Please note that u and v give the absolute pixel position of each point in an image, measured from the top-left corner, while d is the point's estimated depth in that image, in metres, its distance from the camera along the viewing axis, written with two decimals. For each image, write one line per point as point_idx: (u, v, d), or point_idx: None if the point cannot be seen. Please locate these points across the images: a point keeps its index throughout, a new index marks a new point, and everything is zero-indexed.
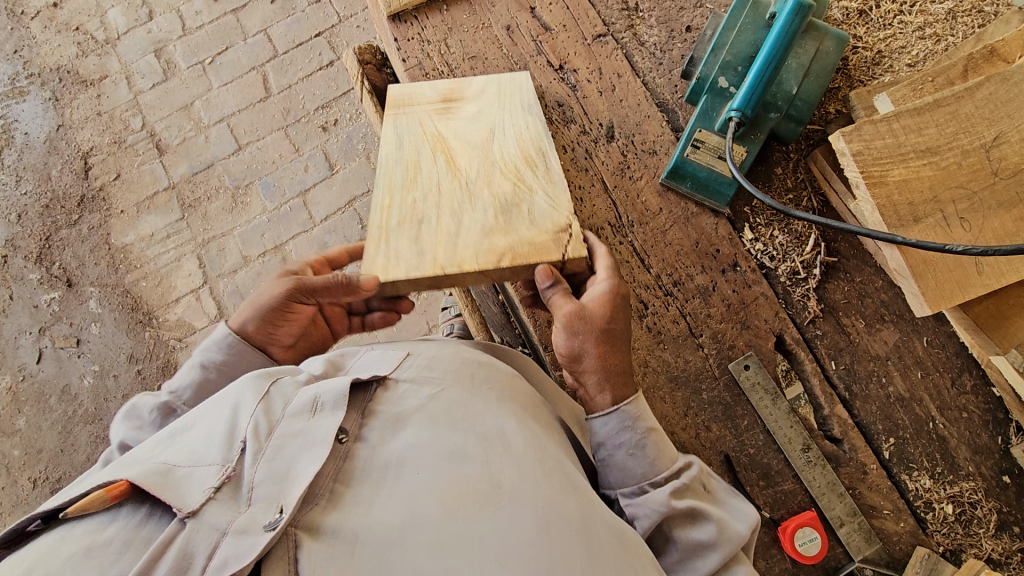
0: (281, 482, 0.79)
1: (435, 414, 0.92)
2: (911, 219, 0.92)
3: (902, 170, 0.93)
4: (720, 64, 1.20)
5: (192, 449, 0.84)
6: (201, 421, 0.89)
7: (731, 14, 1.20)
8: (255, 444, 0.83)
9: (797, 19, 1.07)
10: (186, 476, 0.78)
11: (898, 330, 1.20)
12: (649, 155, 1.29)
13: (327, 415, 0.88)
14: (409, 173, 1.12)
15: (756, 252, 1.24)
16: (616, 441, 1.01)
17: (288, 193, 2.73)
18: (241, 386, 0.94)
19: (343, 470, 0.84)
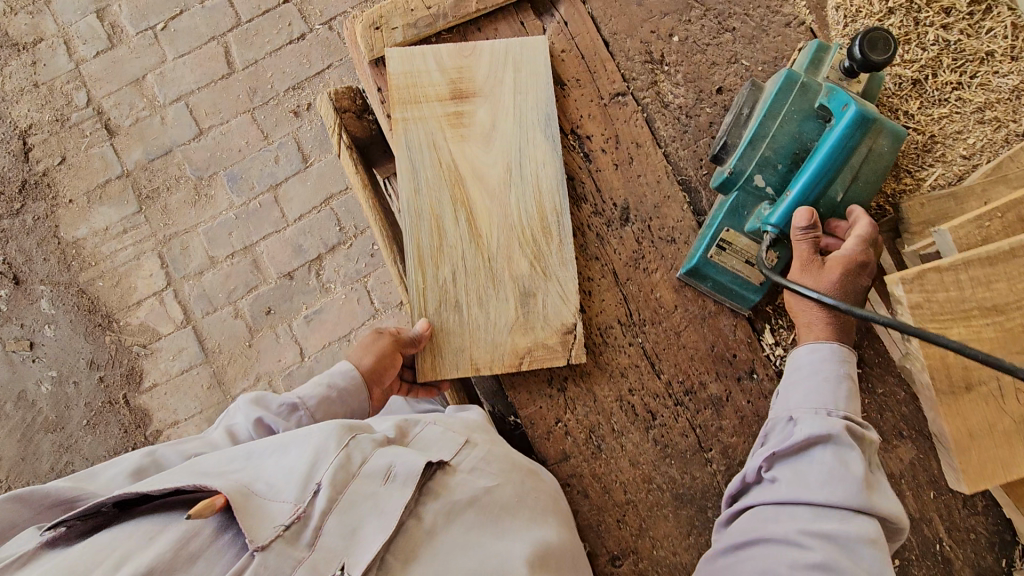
0: (347, 538, 0.81)
1: (485, 514, 0.92)
2: (963, 386, 0.82)
3: (963, 329, 0.82)
4: (758, 161, 1.06)
5: (271, 476, 0.88)
6: (280, 454, 0.92)
7: (776, 98, 1.05)
8: (331, 493, 0.84)
9: (858, 131, 0.98)
10: (262, 503, 0.82)
11: (915, 446, 1.14)
12: (667, 244, 1.16)
13: (396, 487, 0.87)
14: (435, 239, 1.11)
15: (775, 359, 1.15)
16: (817, 368, 1.00)
17: (257, 187, 2.50)
18: (323, 430, 0.94)
19: (398, 542, 0.83)
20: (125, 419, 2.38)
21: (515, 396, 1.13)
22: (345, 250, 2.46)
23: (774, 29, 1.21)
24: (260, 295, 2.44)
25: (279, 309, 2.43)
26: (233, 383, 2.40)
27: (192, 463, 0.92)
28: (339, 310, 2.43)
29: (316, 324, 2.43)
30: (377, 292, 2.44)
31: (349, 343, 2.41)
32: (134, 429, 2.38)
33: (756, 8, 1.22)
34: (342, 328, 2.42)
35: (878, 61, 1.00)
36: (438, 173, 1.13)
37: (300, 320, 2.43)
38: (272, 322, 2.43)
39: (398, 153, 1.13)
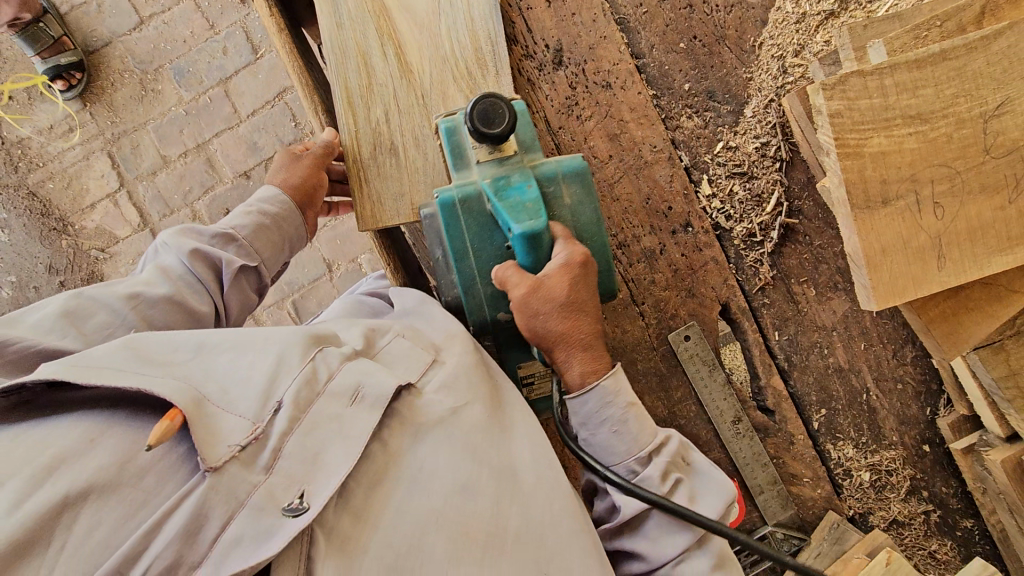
0: (308, 464, 0.69)
1: (462, 431, 0.79)
2: (879, 200, 0.77)
3: (882, 139, 0.76)
4: (488, 303, 0.90)
5: (224, 380, 0.72)
6: (231, 354, 0.74)
7: (451, 234, 0.88)
8: (293, 411, 0.71)
9: (531, 257, 0.84)
10: (218, 416, 0.68)
11: (849, 299, 1.12)
12: (602, 89, 1.09)
13: (365, 411, 0.74)
14: (364, 76, 1.04)
15: (713, 211, 1.11)
16: (600, 420, 0.85)
17: (205, 81, 2.36)
18: (283, 333, 0.76)
19: (363, 470, 0.73)
20: None
21: None
22: None
23: None
24: (217, 196, 2.36)
25: None
26: None
27: (130, 340, 0.72)
28: None
29: None
30: None
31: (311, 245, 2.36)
32: None
33: None
34: None
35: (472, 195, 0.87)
36: (362, 6, 1.06)
37: None
38: None
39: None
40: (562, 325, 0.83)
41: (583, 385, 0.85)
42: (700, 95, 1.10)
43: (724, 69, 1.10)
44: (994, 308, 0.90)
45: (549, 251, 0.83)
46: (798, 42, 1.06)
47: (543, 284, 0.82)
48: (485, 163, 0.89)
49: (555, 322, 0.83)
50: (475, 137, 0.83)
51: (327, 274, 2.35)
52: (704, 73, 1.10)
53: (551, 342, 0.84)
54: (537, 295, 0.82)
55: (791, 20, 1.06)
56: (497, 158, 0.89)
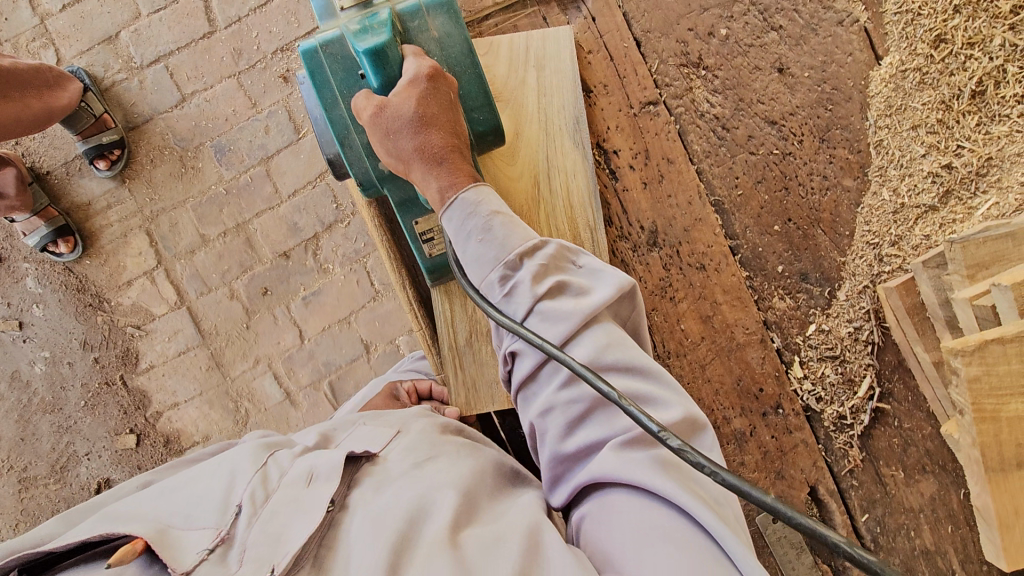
0: (273, 543, 0.67)
1: (417, 478, 0.75)
2: (1015, 462, 0.77)
3: (1020, 404, 0.76)
4: (364, 153, 0.87)
5: (188, 503, 0.75)
6: (195, 483, 0.78)
7: (318, 84, 0.84)
8: (251, 506, 0.72)
9: (380, 75, 0.79)
10: (183, 535, 0.70)
11: (938, 481, 1.12)
12: (696, 271, 1.08)
13: (323, 483, 0.75)
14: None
15: (803, 392, 1.10)
16: (467, 232, 0.75)
17: (247, 160, 2.34)
18: (240, 451, 0.83)
19: (331, 534, 0.69)
20: (123, 400, 2.36)
21: None
22: (342, 228, 2.34)
23: (825, 27, 1.09)
24: (256, 275, 2.35)
25: (276, 290, 2.34)
26: (232, 364, 2.35)
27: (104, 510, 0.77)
28: (338, 291, 2.35)
29: (315, 306, 2.35)
30: (377, 274, 2.35)
31: (350, 326, 2.35)
32: (134, 410, 2.36)
33: (806, 3, 1.09)
34: (342, 310, 2.35)
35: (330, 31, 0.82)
36: None
37: (298, 301, 2.35)
38: (269, 304, 2.35)
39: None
40: (415, 142, 0.78)
41: (446, 202, 0.77)
42: (792, 277, 1.10)
43: (818, 252, 1.09)
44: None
45: (399, 69, 0.79)
46: (894, 234, 1.06)
47: (389, 102, 0.78)
48: (351, 10, 0.84)
49: (408, 140, 0.78)
50: None
51: (365, 355, 2.35)
52: (797, 255, 1.10)
53: (407, 161, 0.79)
54: (385, 114, 0.77)
55: (887, 209, 1.07)
56: (361, 5, 0.84)
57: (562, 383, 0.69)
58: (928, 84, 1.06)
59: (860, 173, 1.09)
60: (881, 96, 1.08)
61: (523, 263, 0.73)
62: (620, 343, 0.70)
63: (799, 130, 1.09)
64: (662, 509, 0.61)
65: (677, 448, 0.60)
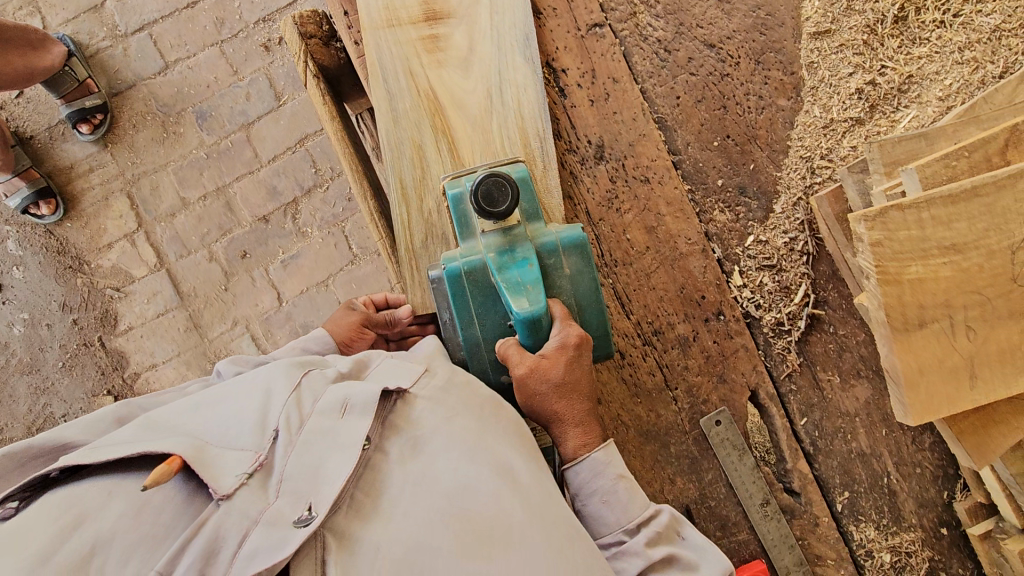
0: (311, 480, 0.73)
1: (457, 436, 0.81)
2: (916, 322, 0.83)
3: (920, 268, 0.82)
4: (491, 367, 0.98)
5: (223, 428, 0.78)
6: (229, 404, 0.81)
7: (458, 305, 0.95)
8: (288, 433, 0.77)
9: (530, 337, 0.90)
10: (221, 456, 0.74)
11: (871, 386, 1.17)
12: (641, 184, 1.15)
13: (358, 417, 0.79)
14: (417, 167, 1.08)
15: (743, 300, 1.16)
16: (592, 489, 0.88)
17: (227, 126, 2.40)
18: (272, 368, 0.86)
19: (366, 477, 0.77)
20: (101, 362, 2.38)
21: None
22: (321, 193, 2.39)
23: None
24: (235, 239, 2.39)
25: (255, 253, 2.39)
26: (210, 326, 2.38)
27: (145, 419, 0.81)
28: (316, 254, 2.40)
29: (294, 269, 2.39)
30: (355, 237, 2.40)
31: (327, 288, 2.40)
32: (111, 372, 2.38)
33: None
34: (320, 273, 2.40)
35: (495, 209, 0.89)
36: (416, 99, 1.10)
37: (277, 264, 2.39)
38: (248, 267, 2.39)
39: (373, 83, 1.10)
40: (558, 407, 0.89)
41: (577, 456, 0.89)
42: (732, 191, 1.16)
43: (754, 168, 1.16)
44: (1012, 420, 0.93)
45: (548, 330, 0.90)
46: (824, 147, 1.14)
47: (540, 364, 0.88)
48: (491, 234, 0.95)
49: (551, 402, 0.89)
50: (477, 212, 0.90)
51: None
52: (736, 170, 1.16)
53: (543, 414, 0.90)
54: (535, 376, 0.88)
55: (818, 125, 1.14)
56: (501, 228, 0.95)
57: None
58: (854, 9, 1.14)
59: (793, 93, 1.16)
60: (812, 22, 1.15)
61: (596, 490, 0.88)
62: (663, 539, 0.86)
63: (736, 53, 1.16)
64: None
65: None
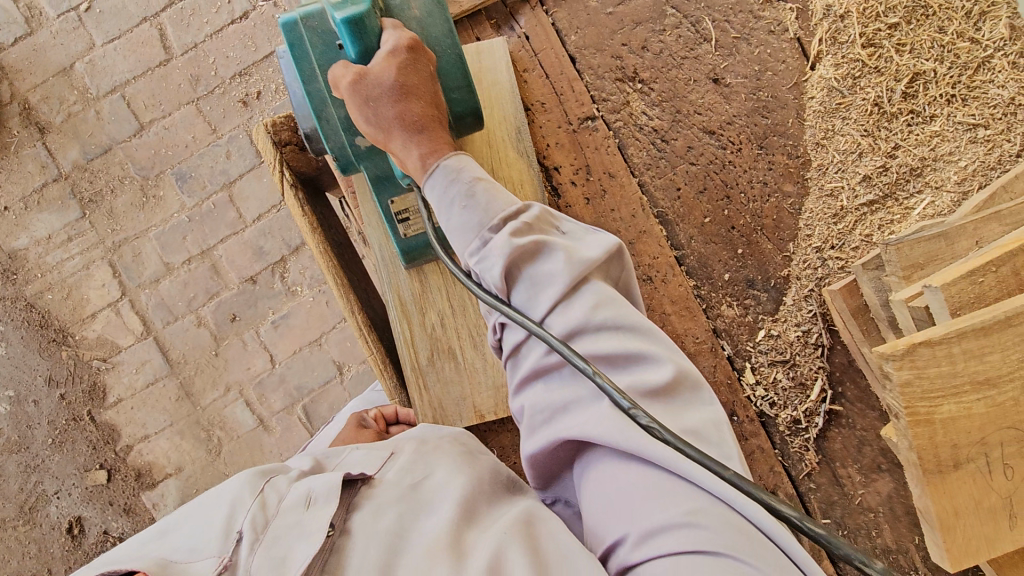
0: (278, 567, 0.63)
1: (417, 503, 0.72)
2: (950, 463, 0.77)
3: (952, 405, 0.76)
4: (342, 128, 0.85)
5: (186, 540, 0.69)
6: (190, 518, 0.73)
7: (296, 58, 0.82)
8: (252, 535, 0.67)
9: (359, 46, 0.75)
10: (185, 569, 0.65)
11: (894, 479, 1.12)
12: (642, 283, 1.09)
13: (322, 505, 0.70)
14: (415, 282, 1.04)
15: (756, 398, 1.11)
16: (455, 198, 0.72)
17: (208, 186, 2.32)
18: (232, 484, 0.76)
19: (332, 565, 0.64)
20: (92, 436, 2.31)
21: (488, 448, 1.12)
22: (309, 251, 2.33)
23: (756, 36, 1.10)
24: (223, 301, 2.32)
25: (244, 315, 2.32)
26: (203, 394, 2.31)
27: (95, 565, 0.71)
28: (307, 314, 2.33)
29: (284, 330, 2.32)
30: None
31: (321, 348, 2.33)
32: (103, 446, 2.31)
33: (737, 13, 1.10)
34: (313, 333, 2.33)
35: None
36: None
37: (268, 326, 2.32)
38: (238, 330, 2.32)
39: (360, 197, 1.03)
40: (396, 111, 0.74)
41: (428, 170, 0.74)
42: (739, 284, 1.10)
43: (762, 259, 1.10)
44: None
45: (379, 39, 0.75)
46: (836, 237, 1.07)
47: (368, 71, 0.74)
48: None
49: (388, 108, 0.74)
50: None
51: (338, 377, 2.33)
52: (742, 262, 1.10)
53: (386, 130, 0.75)
54: (365, 81, 0.73)
55: (829, 212, 1.08)
56: None
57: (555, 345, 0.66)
58: (859, 87, 1.07)
59: (800, 178, 1.09)
60: (818, 101, 1.09)
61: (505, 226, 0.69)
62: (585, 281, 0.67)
63: (737, 138, 1.09)
64: (649, 474, 0.61)
65: (645, 425, 0.59)
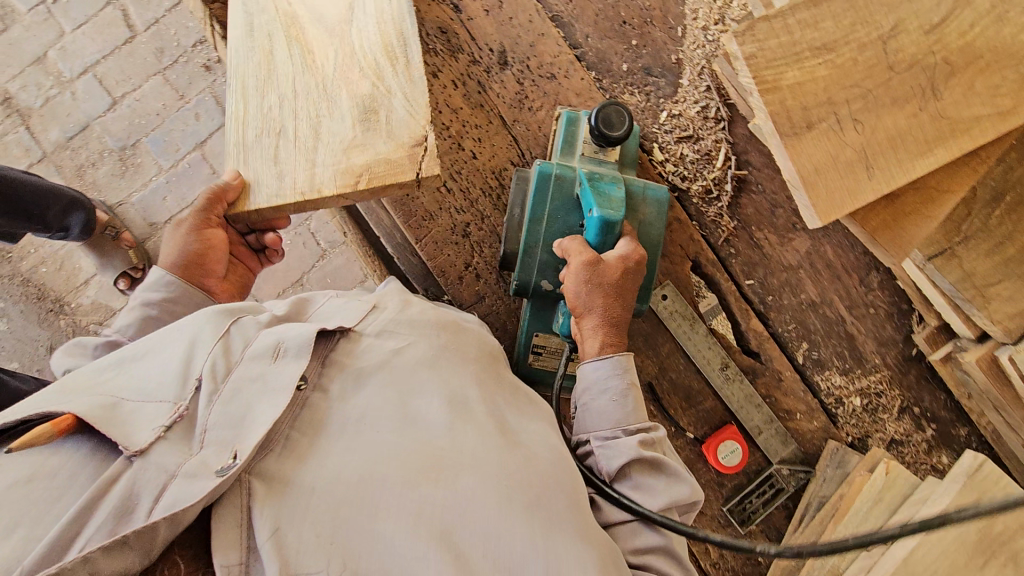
0: (237, 424, 0.65)
1: (413, 365, 0.78)
2: (804, 124, 0.86)
3: (796, 72, 0.85)
4: None
5: (137, 382, 0.68)
6: (152, 356, 0.71)
7: None
8: (212, 385, 0.68)
9: None
10: (135, 413, 0.64)
11: (808, 236, 1.19)
12: (547, 80, 1.18)
13: (289, 362, 0.71)
14: (262, 69, 0.99)
15: (668, 174, 1.19)
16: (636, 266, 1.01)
17: (181, 148, 2.40)
18: (194, 318, 0.75)
19: (304, 416, 0.70)
20: None
21: (424, 250, 1.19)
22: None
23: None
24: None
25: None
26: None
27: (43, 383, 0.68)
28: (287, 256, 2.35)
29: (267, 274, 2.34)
30: (321, 233, 2.37)
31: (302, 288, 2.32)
32: None
33: None
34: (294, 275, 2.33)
35: None
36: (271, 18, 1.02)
37: None
38: None
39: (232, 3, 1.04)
40: None
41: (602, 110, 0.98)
42: (637, 72, 1.20)
43: (655, 47, 1.20)
44: None
45: None
46: (717, 14, 1.19)
47: None
48: None
49: None
50: None
51: None
52: (638, 52, 1.20)
53: None
54: None
55: None
56: None
57: (603, 380, 0.90)
58: None
59: None
60: None
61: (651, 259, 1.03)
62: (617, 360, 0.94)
63: None
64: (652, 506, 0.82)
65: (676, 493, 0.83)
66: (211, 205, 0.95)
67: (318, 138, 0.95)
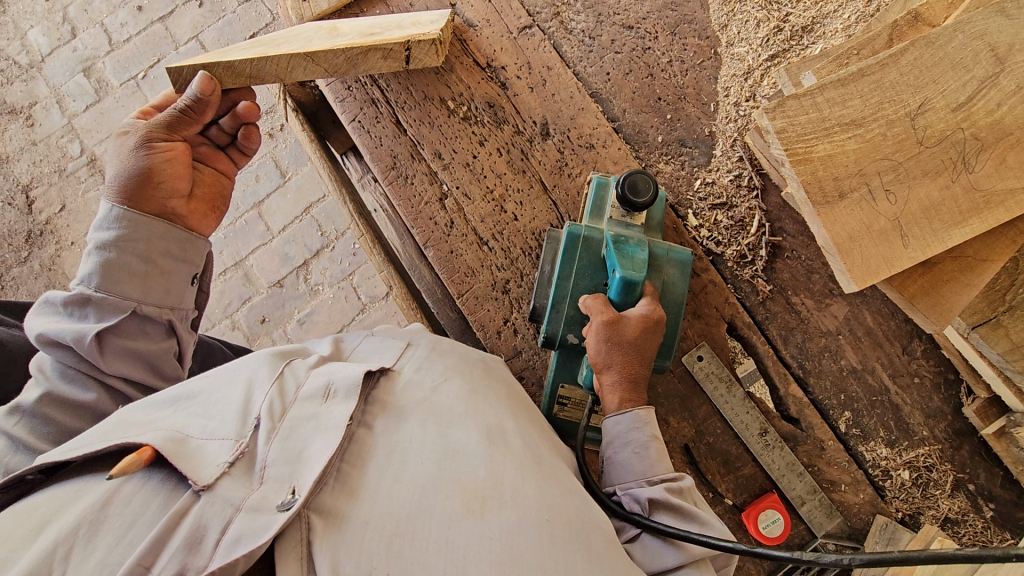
0: (294, 462, 0.69)
1: (450, 402, 0.81)
2: (837, 194, 0.90)
3: (828, 144, 0.90)
4: None
5: (200, 419, 0.73)
6: (211, 394, 0.77)
7: None
8: (270, 423, 0.72)
9: None
10: (200, 448, 0.68)
11: (847, 303, 1.19)
12: (587, 149, 1.26)
13: (341, 401, 0.74)
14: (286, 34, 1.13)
15: (702, 239, 1.23)
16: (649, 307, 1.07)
17: (240, 207, 2.54)
18: (252, 359, 0.81)
19: (352, 451, 0.73)
20: None
21: (465, 304, 1.25)
22: (328, 253, 2.50)
23: None
24: (254, 306, 2.48)
25: (273, 316, 2.46)
26: None
27: (118, 415, 0.75)
28: (330, 309, 2.46)
29: (310, 326, 2.45)
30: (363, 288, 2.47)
31: None
32: None
33: None
34: (335, 327, 2.44)
35: None
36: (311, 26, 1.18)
37: (295, 324, 2.46)
38: (268, 330, 2.46)
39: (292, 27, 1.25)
40: None
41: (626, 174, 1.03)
42: (672, 143, 1.27)
43: (689, 121, 1.27)
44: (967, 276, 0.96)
45: None
46: (748, 91, 1.24)
47: None
48: None
49: None
50: None
51: None
52: (672, 125, 1.27)
53: None
54: None
55: (739, 75, 1.26)
56: None
57: (625, 434, 0.93)
58: None
59: (712, 53, 1.28)
60: None
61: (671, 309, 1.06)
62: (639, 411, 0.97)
63: (654, 29, 1.30)
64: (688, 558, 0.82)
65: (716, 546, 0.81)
66: (179, 114, 0.98)
67: (310, 72, 0.99)
